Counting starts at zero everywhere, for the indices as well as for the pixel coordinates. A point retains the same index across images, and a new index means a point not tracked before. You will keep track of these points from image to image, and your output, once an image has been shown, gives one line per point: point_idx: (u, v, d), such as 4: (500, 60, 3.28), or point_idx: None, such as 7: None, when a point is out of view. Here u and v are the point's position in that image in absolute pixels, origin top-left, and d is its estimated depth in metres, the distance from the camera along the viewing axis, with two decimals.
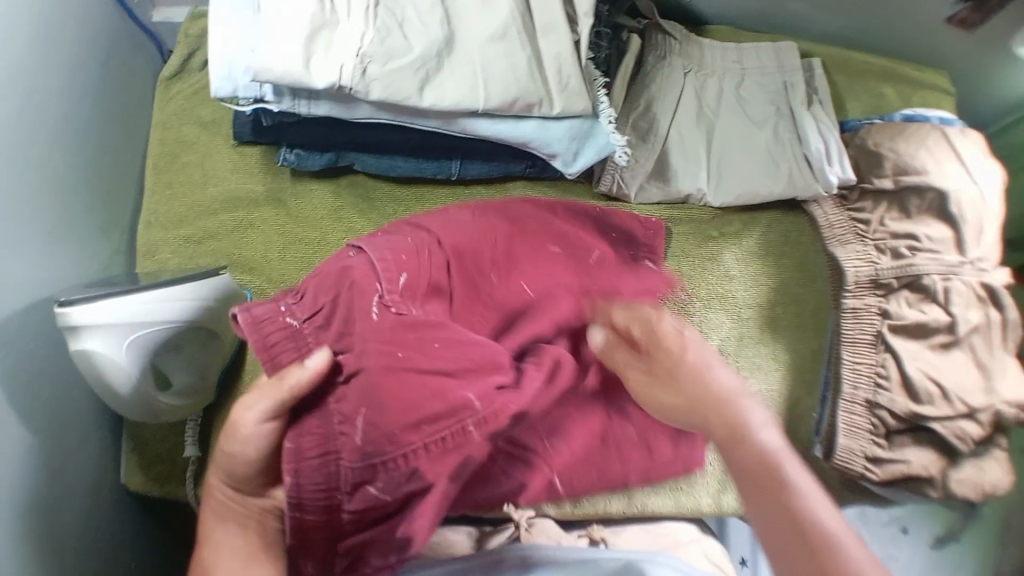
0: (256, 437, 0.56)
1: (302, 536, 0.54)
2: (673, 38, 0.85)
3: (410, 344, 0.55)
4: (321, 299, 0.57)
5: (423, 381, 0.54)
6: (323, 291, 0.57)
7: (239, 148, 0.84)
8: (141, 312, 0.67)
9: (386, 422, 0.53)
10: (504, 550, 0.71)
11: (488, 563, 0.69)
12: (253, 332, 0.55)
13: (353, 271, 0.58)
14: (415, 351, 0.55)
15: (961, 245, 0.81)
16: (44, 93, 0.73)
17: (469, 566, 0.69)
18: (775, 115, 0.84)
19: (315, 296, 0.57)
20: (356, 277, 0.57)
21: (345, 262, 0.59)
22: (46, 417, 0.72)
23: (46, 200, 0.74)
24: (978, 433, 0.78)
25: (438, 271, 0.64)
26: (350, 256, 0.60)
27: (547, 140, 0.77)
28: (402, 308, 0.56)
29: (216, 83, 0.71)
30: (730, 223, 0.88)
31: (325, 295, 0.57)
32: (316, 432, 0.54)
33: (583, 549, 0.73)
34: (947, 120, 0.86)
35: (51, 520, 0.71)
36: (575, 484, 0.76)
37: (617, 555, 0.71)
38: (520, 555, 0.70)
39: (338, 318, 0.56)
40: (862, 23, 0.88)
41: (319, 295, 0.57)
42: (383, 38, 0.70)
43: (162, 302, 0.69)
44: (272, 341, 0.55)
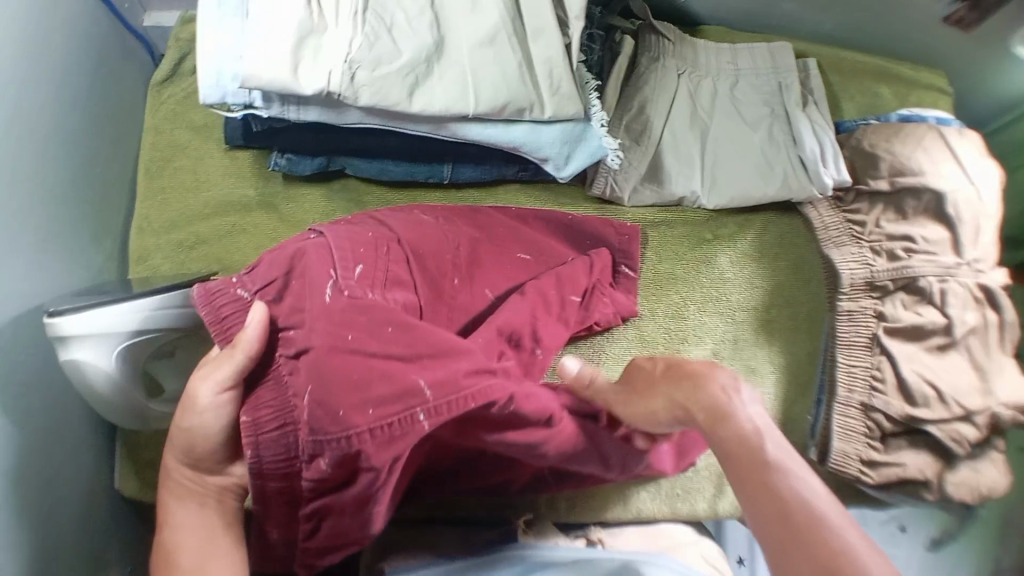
0: (215, 407, 0.57)
1: (265, 500, 0.56)
2: (667, 40, 0.84)
3: (360, 326, 0.52)
4: (273, 275, 0.58)
5: (368, 364, 0.51)
6: (273, 270, 0.58)
7: (230, 153, 0.84)
8: (113, 322, 0.66)
9: (329, 397, 0.50)
10: (500, 550, 0.71)
11: (486, 563, 0.70)
12: (204, 300, 0.59)
13: (306, 253, 0.58)
14: (366, 333, 0.52)
15: (957, 246, 0.80)
16: (35, 101, 0.73)
17: (467, 564, 0.70)
18: (769, 116, 0.83)
19: (269, 273, 0.59)
20: (309, 260, 0.57)
21: (301, 246, 0.59)
22: (40, 425, 0.72)
23: (39, 208, 0.74)
24: (975, 436, 0.77)
25: (397, 260, 0.62)
26: (304, 241, 0.60)
27: (538, 145, 0.76)
28: (356, 292, 0.55)
29: (204, 90, 0.70)
30: (724, 227, 0.87)
31: (273, 273, 0.58)
32: (273, 403, 0.54)
33: (580, 550, 0.73)
34: (944, 120, 0.85)
35: (45, 528, 0.72)
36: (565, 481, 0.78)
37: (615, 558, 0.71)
38: (518, 556, 0.70)
39: (290, 293, 0.57)
40: (857, 23, 0.88)
41: (271, 273, 0.58)
42: (371, 43, 0.69)
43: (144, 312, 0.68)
44: (224, 313, 0.58)
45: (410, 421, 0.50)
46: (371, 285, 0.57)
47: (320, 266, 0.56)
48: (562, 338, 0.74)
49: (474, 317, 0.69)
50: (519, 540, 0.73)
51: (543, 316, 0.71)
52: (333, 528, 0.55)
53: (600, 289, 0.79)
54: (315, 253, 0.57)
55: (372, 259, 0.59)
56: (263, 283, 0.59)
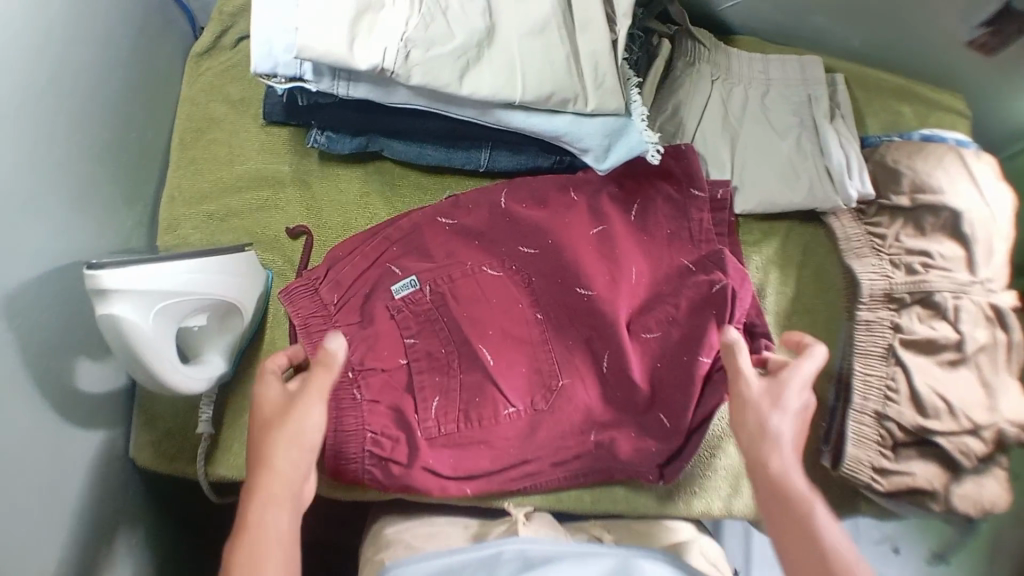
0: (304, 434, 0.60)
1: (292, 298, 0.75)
2: (703, 45, 0.87)
3: (444, 460, 0.74)
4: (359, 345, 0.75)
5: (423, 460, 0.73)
6: (373, 349, 0.74)
7: (266, 128, 0.84)
8: (156, 278, 0.66)
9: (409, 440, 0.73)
10: (502, 543, 0.73)
11: (485, 558, 0.71)
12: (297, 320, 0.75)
13: (387, 338, 0.75)
14: (437, 461, 0.74)
15: (972, 265, 0.83)
16: (78, 56, 0.73)
17: (468, 557, 0.71)
18: (797, 126, 0.85)
19: (362, 345, 0.74)
20: (389, 343, 0.75)
21: (382, 320, 0.76)
22: (59, 385, 0.71)
23: (73, 168, 0.74)
24: (981, 449, 0.79)
25: (455, 354, 0.76)
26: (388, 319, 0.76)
27: (579, 135, 0.77)
28: (438, 438, 0.74)
29: (256, 60, 0.71)
30: (750, 231, 0.89)
31: (378, 355, 0.74)
32: (383, 339, 0.75)
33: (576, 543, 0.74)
34: (962, 141, 0.88)
35: (56, 485, 0.70)
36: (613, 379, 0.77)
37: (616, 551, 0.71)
38: (517, 549, 0.71)
39: (378, 379, 0.74)
40: (883, 42, 0.91)
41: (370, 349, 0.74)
42: (426, 24, 0.71)
43: (173, 275, 0.68)
44: (308, 323, 0.75)
45: (444, 444, 0.74)
46: (445, 416, 0.74)
47: (394, 344, 0.75)
48: (558, 333, 0.78)
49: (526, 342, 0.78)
50: (522, 532, 0.74)
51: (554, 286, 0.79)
52: (369, 335, 0.75)
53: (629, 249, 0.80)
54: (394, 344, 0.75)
55: (476, 340, 0.76)
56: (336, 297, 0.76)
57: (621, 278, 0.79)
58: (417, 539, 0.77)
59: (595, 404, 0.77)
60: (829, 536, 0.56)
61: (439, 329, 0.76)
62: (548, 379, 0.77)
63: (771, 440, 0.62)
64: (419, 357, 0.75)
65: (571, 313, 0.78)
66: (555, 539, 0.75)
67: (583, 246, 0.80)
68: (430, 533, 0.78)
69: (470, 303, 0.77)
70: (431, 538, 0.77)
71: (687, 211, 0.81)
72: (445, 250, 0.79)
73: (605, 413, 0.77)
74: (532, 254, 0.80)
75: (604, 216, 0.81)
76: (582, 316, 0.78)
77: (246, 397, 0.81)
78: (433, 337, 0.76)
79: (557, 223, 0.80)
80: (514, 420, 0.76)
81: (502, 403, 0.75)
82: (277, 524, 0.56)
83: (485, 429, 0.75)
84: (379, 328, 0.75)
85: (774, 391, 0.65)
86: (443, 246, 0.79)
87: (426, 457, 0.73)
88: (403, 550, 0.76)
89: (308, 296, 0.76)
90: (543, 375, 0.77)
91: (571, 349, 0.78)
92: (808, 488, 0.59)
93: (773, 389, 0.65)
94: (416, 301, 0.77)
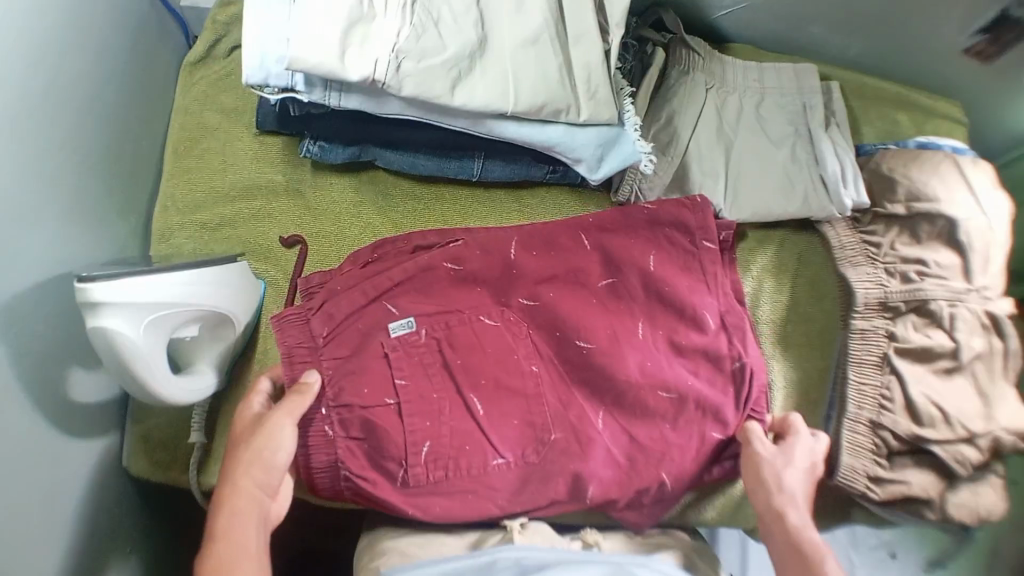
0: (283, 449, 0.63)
1: (282, 325, 0.73)
2: (697, 54, 0.86)
3: (430, 506, 0.73)
4: (346, 381, 0.72)
5: (403, 502, 0.72)
6: (359, 387, 0.72)
7: (260, 137, 0.84)
8: (147, 290, 0.66)
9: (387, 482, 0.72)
10: (495, 552, 0.71)
11: (480, 565, 0.69)
12: (286, 360, 0.72)
13: (376, 379, 0.73)
14: (424, 504, 0.73)
15: (968, 272, 0.82)
16: (74, 66, 0.74)
17: (461, 567, 0.69)
18: (793, 135, 0.86)
19: (350, 390, 0.72)
20: (377, 381, 0.72)
21: (374, 359, 0.73)
22: (51, 396, 0.71)
23: (67, 180, 0.74)
24: (977, 458, 0.79)
25: (446, 403, 0.74)
26: (380, 358, 0.73)
27: (572, 146, 0.77)
28: (421, 482, 0.72)
29: (248, 70, 0.70)
30: (744, 241, 0.90)
31: (365, 395, 0.72)
32: (372, 377, 0.73)
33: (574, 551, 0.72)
34: (959, 149, 0.88)
35: (50, 495, 0.71)
36: (610, 432, 0.77)
37: (608, 558, 0.72)
38: (512, 558, 0.70)
39: (362, 421, 0.71)
40: (879, 50, 0.91)
41: (360, 396, 0.72)
42: (418, 35, 0.70)
43: (164, 287, 0.67)
44: (293, 350, 0.73)
45: (430, 485, 0.73)
46: (432, 462, 0.72)
47: (379, 382, 0.73)
48: (551, 382, 0.78)
49: (518, 390, 0.76)
50: (518, 541, 0.72)
51: (546, 337, 0.79)
52: (353, 375, 0.72)
53: (628, 302, 0.80)
54: (383, 382, 0.73)
55: (469, 389, 0.75)
56: (324, 332, 0.73)
57: (623, 333, 0.79)
58: (410, 547, 0.74)
59: (592, 457, 0.75)
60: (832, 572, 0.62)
61: (434, 374, 0.74)
62: (540, 432, 0.75)
63: (787, 496, 0.69)
64: (413, 401, 0.73)
65: (563, 360, 0.78)
66: (550, 547, 0.73)
67: (578, 295, 0.80)
68: (424, 540, 0.76)
69: (462, 349, 0.76)
70: (425, 545, 0.75)
71: (697, 259, 0.82)
72: (443, 294, 0.78)
73: (606, 473, 0.76)
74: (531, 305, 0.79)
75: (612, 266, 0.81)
76: (579, 370, 0.78)
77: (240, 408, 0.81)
78: (424, 384, 0.74)
79: (562, 276, 0.80)
80: (503, 468, 0.74)
81: (490, 453, 0.74)
82: (250, 536, 0.58)
83: (473, 477, 0.73)
84: (369, 366, 0.73)
85: (782, 458, 0.72)
86: (434, 286, 0.78)
87: (406, 500, 0.72)
88: (397, 558, 0.73)
89: (299, 329, 0.74)
90: (535, 428, 0.75)
91: (564, 401, 0.77)
92: (818, 539, 0.66)
93: (784, 451, 0.72)
94: (411, 343, 0.75)
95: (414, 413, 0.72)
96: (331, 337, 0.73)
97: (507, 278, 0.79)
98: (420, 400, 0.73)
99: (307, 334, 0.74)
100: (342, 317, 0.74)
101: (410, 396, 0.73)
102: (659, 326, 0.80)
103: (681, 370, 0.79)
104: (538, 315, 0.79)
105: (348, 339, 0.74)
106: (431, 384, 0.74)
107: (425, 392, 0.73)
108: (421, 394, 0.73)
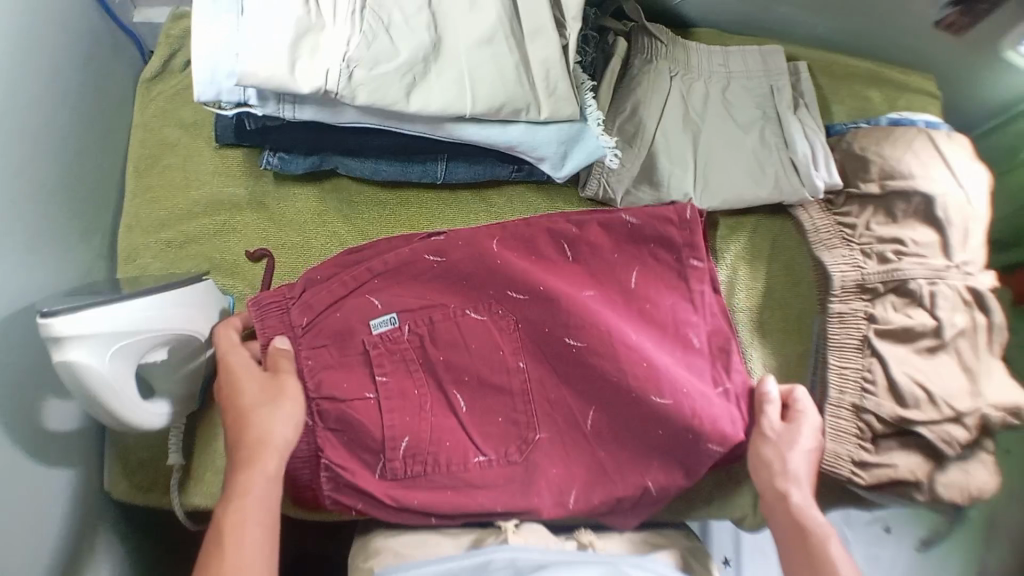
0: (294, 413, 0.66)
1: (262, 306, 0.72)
2: (660, 41, 0.85)
3: (412, 500, 0.73)
4: (324, 375, 0.71)
5: (377, 491, 0.72)
6: (340, 382, 0.72)
7: (221, 151, 0.84)
8: (112, 319, 0.65)
9: (365, 480, 0.72)
10: (490, 551, 0.70)
11: (476, 565, 0.69)
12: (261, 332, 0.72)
13: (355, 376, 0.73)
14: (413, 495, 0.73)
15: (948, 250, 0.81)
16: (29, 91, 0.72)
17: (458, 567, 0.69)
18: (761, 119, 0.85)
19: (331, 383, 0.71)
20: (356, 376, 0.73)
21: (354, 356, 0.73)
22: (26, 427, 0.71)
23: (29, 207, 0.73)
24: (966, 437, 0.76)
25: (431, 404, 0.74)
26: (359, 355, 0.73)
27: (534, 144, 0.77)
28: (401, 477, 0.73)
29: (199, 87, 0.69)
30: (716, 231, 0.88)
31: (345, 389, 0.72)
32: (353, 375, 0.73)
33: (570, 552, 0.72)
34: (933, 123, 0.87)
35: (32, 527, 0.70)
36: (603, 429, 0.76)
37: (604, 559, 0.71)
38: (508, 557, 0.69)
39: (342, 419, 0.71)
40: (847, 26, 0.89)
41: (341, 389, 0.71)
42: (369, 42, 0.69)
43: (128, 314, 0.66)
44: (268, 323, 0.72)
45: (408, 481, 0.73)
46: (411, 459, 0.73)
47: (358, 378, 0.73)
48: (539, 374, 0.77)
49: (501, 388, 0.76)
50: (512, 541, 0.72)
51: (540, 330, 0.76)
52: (326, 367, 0.72)
53: (614, 295, 0.79)
54: (360, 382, 0.72)
55: (451, 385, 0.75)
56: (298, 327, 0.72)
57: (614, 328, 0.75)
58: (408, 547, 0.74)
59: (568, 455, 0.77)
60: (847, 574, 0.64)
61: (420, 372, 0.75)
62: (524, 430, 0.76)
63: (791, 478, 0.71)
64: (393, 399, 0.73)
65: (557, 352, 0.76)
66: (545, 547, 0.73)
67: (566, 283, 0.78)
68: (420, 538, 0.75)
69: (448, 349, 0.75)
70: (422, 545, 0.74)
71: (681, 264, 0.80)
72: (427, 289, 0.76)
73: (582, 472, 0.76)
74: (523, 300, 0.76)
75: (601, 264, 0.80)
76: (569, 365, 0.76)
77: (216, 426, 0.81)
78: (404, 385, 0.73)
79: (541, 267, 0.78)
80: (485, 466, 0.75)
81: (472, 451, 0.75)
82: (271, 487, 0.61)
83: (452, 473, 0.74)
84: (351, 363, 0.73)
85: (787, 436, 0.74)
86: (420, 282, 0.76)
87: (380, 491, 0.72)
88: (393, 559, 0.73)
89: (277, 307, 0.72)
90: (520, 427, 0.76)
91: (553, 399, 0.77)
92: (819, 518, 0.69)
93: (790, 428, 0.74)
94: (393, 338, 0.74)
95: (396, 411, 0.72)
96: (311, 331, 0.72)
97: (487, 276, 0.76)
98: (404, 395, 0.73)
99: (282, 323, 0.72)
100: (324, 310, 0.72)
101: (393, 394, 0.73)
102: (650, 321, 0.79)
103: (682, 379, 0.75)
104: (529, 310, 0.76)
105: (331, 333, 0.72)
106: (415, 381, 0.74)
107: (410, 393, 0.73)
108: (408, 391, 0.73)
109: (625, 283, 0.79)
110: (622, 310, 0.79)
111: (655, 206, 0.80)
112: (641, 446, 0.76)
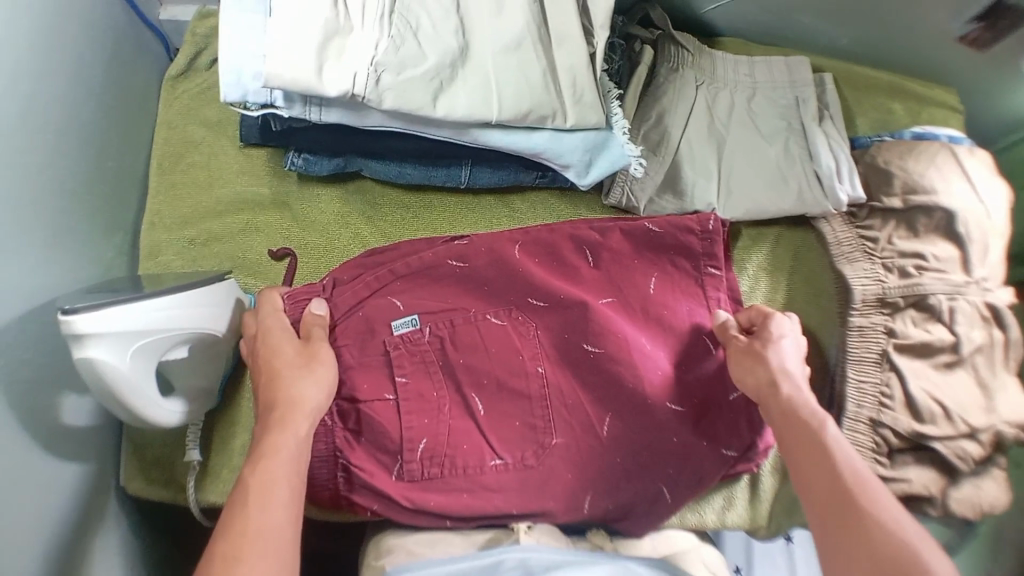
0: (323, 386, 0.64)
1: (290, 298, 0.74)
2: (686, 50, 0.85)
3: (425, 499, 0.72)
4: (350, 375, 0.72)
5: (392, 490, 0.71)
6: (362, 382, 0.72)
7: (244, 151, 0.84)
8: (132, 318, 0.65)
9: (380, 479, 0.72)
10: (503, 551, 0.68)
11: (486, 566, 0.67)
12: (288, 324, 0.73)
13: (376, 376, 0.73)
14: (432, 496, 0.72)
15: (967, 265, 0.81)
16: (53, 86, 0.72)
17: (470, 566, 0.67)
18: (785, 129, 0.85)
19: (354, 385, 0.72)
20: (375, 376, 0.73)
21: (374, 357, 0.73)
22: (45, 422, 0.71)
23: (53, 204, 0.73)
24: (979, 453, 0.77)
25: (450, 407, 0.74)
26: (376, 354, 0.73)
27: (559, 152, 0.77)
28: (417, 478, 0.72)
29: (225, 88, 0.69)
30: (740, 241, 0.89)
31: (367, 390, 0.72)
32: (371, 374, 0.73)
33: (581, 551, 0.69)
34: (955, 138, 0.87)
35: (47, 522, 0.70)
36: (620, 436, 0.75)
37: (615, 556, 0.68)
38: (519, 558, 0.67)
39: (364, 421, 0.72)
40: (872, 39, 0.89)
41: (364, 389, 0.72)
42: (396, 46, 0.69)
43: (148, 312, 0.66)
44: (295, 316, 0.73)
45: (423, 480, 0.72)
46: (426, 459, 0.72)
47: (377, 375, 0.73)
48: (558, 381, 0.76)
49: (520, 391, 0.75)
50: (524, 541, 0.70)
51: (558, 337, 0.77)
52: (349, 369, 0.73)
53: (633, 303, 0.79)
54: (379, 384, 0.73)
55: (470, 388, 0.74)
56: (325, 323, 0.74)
57: (631, 337, 0.76)
58: (420, 547, 0.71)
59: (585, 462, 0.75)
60: (846, 460, 0.59)
61: (438, 374, 0.74)
62: (540, 435, 0.74)
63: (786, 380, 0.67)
64: (412, 402, 0.72)
65: (574, 358, 0.76)
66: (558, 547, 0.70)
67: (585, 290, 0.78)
68: (432, 537, 0.72)
69: (466, 351, 0.75)
70: (434, 543, 0.71)
71: (699, 274, 0.80)
72: (449, 293, 0.76)
73: (600, 480, 0.75)
74: (541, 307, 0.77)
75: (620, 270, 0.79)
76: (587, 373, 0.76)
77: (232, 426, 0.81)
78: (422, 388, 0.73)
79: (561, 276, 0.78)
80: (502, 469, 0.73)
81: (488, 454, 0.73)
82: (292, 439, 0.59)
83: (469, 476, 0.73)
84: (371, 363, 0.73)
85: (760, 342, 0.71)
86: (443, 288, 0.77)
87: (395, 490, 0.71)
88: (404, 557, 0.70)
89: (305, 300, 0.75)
90: (536, 432, 0.74)
91: (571, 405, 0.76)
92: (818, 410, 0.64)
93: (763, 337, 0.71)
94: (414, 339, 0.74)
95: (416, 412, 0.72)
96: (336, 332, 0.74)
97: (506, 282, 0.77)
98: (426, 402, 0.73)
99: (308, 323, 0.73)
100: (348, 310, 0.74)
101: (412, 397, 0.73)
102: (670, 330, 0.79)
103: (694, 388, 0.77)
104: (547, 316, 0.77)
105: (354, 335, 0.73)
106: (433, 384, 0.74)
107: (428, 396, 0.73)
108: (428, 395, 0.73)
109: (646, 291, 0.79)
110: (640, 318, 0.79)
111: (676, 216, 0.80)
112: (656, 455, 0.75)
